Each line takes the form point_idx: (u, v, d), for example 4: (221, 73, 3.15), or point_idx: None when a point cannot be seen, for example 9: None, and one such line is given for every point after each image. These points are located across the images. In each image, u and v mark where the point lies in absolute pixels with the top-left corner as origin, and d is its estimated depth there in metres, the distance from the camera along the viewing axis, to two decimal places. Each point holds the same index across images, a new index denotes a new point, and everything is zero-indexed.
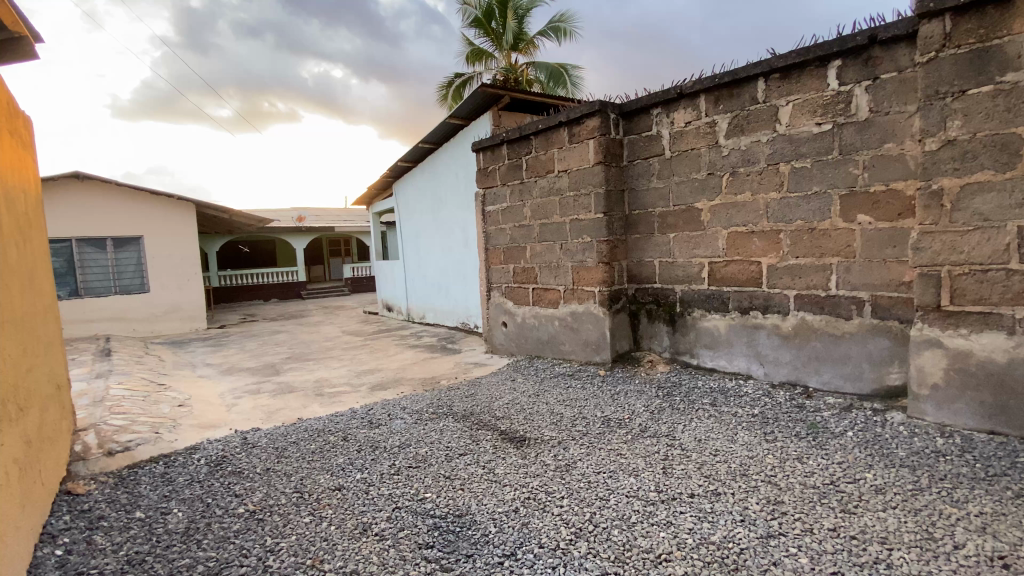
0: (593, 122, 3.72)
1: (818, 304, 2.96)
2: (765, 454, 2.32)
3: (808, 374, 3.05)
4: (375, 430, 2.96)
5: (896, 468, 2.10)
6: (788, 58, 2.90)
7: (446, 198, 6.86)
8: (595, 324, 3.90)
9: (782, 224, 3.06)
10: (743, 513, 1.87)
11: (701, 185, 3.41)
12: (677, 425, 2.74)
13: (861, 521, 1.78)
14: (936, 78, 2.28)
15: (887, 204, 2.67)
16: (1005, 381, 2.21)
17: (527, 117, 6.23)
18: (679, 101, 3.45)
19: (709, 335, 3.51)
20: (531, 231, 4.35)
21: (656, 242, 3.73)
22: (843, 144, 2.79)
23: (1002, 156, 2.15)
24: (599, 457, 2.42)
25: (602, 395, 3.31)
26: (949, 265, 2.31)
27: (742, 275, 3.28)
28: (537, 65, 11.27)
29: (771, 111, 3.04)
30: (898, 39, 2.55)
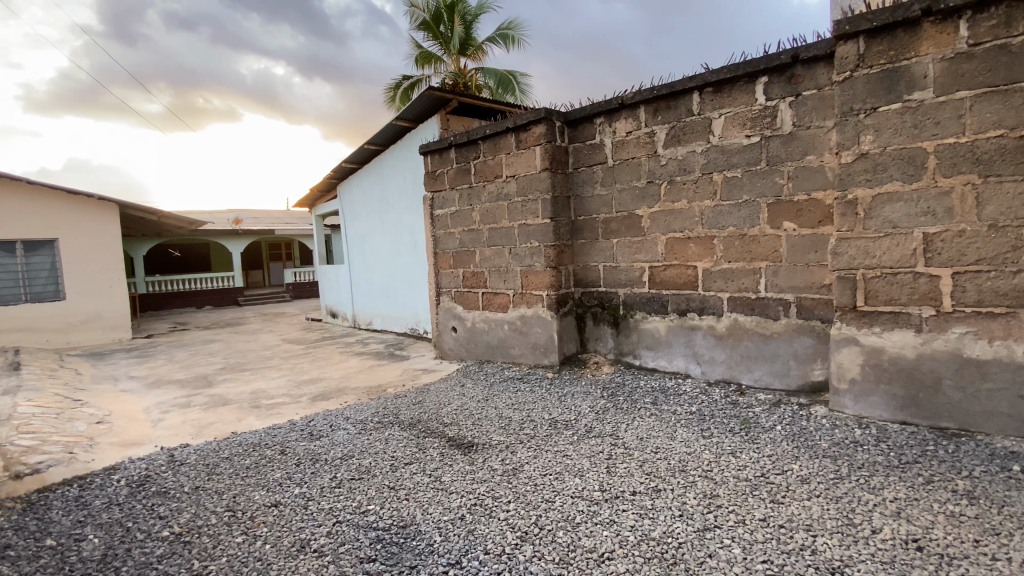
0: (539, 129, 3.77)
1: (749, 306, 3.13)
2: (702, 450, 2.42)
3: (741, 372, 3.21)
4: (316, 442, 2.85)
5: (820, 458, 2.25)
6: (721, 73, 3.06)
7: (393, 201, 6.73)
8: (543, 327, 3.93)
9: (715, 230, 3.22)
10: (681, 509, 1.93)
11: (642, 192, 3.52)
12: (620, 424, 2.81)
13: (789, 510, 1.88)
14: (851, 96, 2.47)
15: (809, 212, 2.86)
16: (914, 374, 2.42)
17: (475, 123, 6.23)
18: (621, 112, 3.56)
19: (651, 337, 3.62)
20: (479, 235, 4.34)
21: (601, 247, 3.82)
22: (770, 155, 2.97)
23: (908, 169, 2.35)
24: (546, 459, 2.44)
25: (550, 397, 3.34)
26: (863, 269, 2.51)
27: (679, 279, 3.41)
28: (486, 71, 11.32)
29: (705, 123, 3.19)
30: (818, 59, 2.74)
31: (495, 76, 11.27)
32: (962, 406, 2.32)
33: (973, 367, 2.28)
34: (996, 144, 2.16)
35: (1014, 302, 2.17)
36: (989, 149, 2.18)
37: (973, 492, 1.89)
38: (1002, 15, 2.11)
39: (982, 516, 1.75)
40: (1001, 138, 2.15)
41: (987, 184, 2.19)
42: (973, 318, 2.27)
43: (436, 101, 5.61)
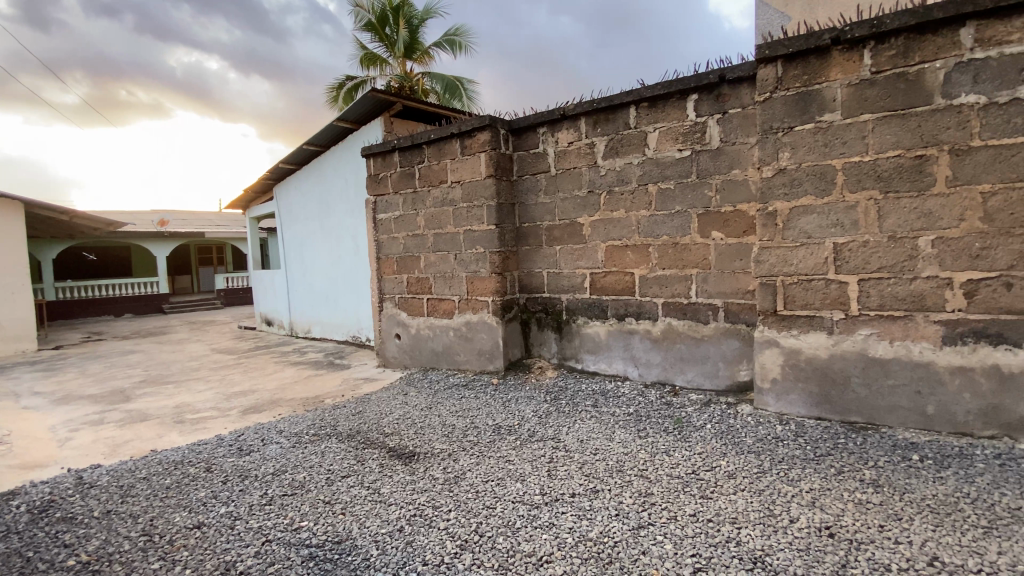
0: (484, 136, 3.79)
1: (681, 311, 3.28)
2: (638, 450, 2.51)
3: (675, 374, 3.36)
4: (245, 458, 2.70)
5: (745, 454, 2.39)
6: (655, 89, 3.20)
7: (334, 205, 6.53)
8: (488, 333, 3.93)
9: (651, 238, 3.36)
10: (617, 508, 1.99)
11: (583, 201, 3.62)
12: (562, 427, 2.86)
13: (716, 505, 1.98)
14: (771, 115, 2.66)
15: (735, 222, 3.04)
16: (827, 373, 2.63)
17: (420, 127, 6.17)
18: (563, 122, 3.64)
19: (592, 341, 3.71)
20: (424, 241, 4.29)
21: (545, 254, 3.88)
22: (700, 168, 3.14)
23: (820, 184, 2.56)
24: (488, 466, 2.43)
25: (494, 403, 3.34)
26: (782, 276, 2.70)
27: (618, 285, 3.53)
28: (432, 76, 11.25)
29: (641, 137, 3.33)
30: (742, 80, 2.93)
31: (442, 82, 11.24)
32: (868, 402, 2.54)
33: (877, 365, 2.50)
34: (894, 163, 2.39)
35: (911, 306, 2.40)
36: (888, 167, 2.40)
37: (877, 481, 2.07)
38: (900, 46, 2.34)
39: (885, 502, 1.92)
40: (898, 157, 2.38)
41: (887, 199, 2.42)
42: (877, 321, 2.49)
43: (379, 103, 5.51)
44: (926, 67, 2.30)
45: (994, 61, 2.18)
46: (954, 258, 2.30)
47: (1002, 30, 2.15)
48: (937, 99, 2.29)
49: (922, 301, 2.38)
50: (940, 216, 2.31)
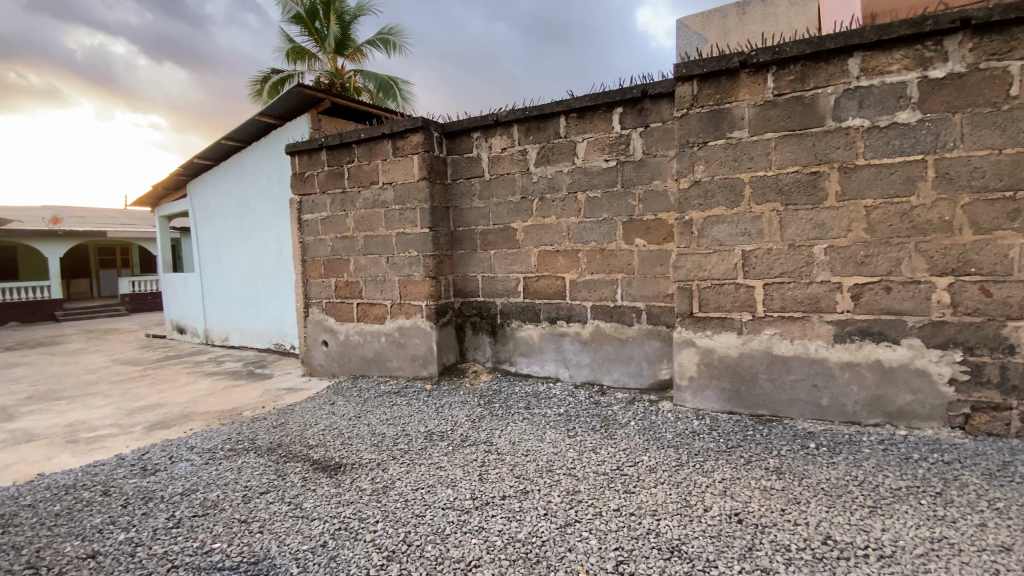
0: (416, 138, 3.75)
1: (608, 314, 3.42)
2: (567, 449, 2.58)
3: (603, 374, 3.49)
4: (150, 478, 2.49)
5: (665, 448, 2.53)
6: (583, 100, 3.32)
7: (255, 204, 6.17)
8: (422, 338, 3.87)
9: (580, 244, 3.47)
10: (546, 508, 2.04)
11: (516, 207, 3.67)
12: (494, 431, 2.88)
13: (638, 498, 2.08)
14: (688, 131, 2.85)
15: (657, 229, 3.22)
16: (737, 370, 2.84)
17: (350, 126, 5.99)
18: (496, 128, 3.68)
19: (525, 344, 3.77)
20: (354, 243, 4.16)
21: (479, 258, 3.89)
22: (625, 178, 3.29)
23: (730, 196, 2.77)
24: (418, 474, 2.40)
25: (427, 409, 3.30)
26: (698, 281, 2.88)
27: (550, 289, 3.61)
28: (365, 74, 10.96)
29: (570, 146, 3.44)
30: (663, 96, 3.11)
31: (375, 80, 10.98)
32: (772, 396, 2.78)
33: (780, 362, 2.74)
34: (793, 178, 2.63)
35: (807, 307, 2.65)
36: (789, 182, 2.64)
37: (780, 468, 2.26)
38: (798, 72, 2.58)
39: (787, 488, 2.10)
40: (797, 173, 2.62)
41: (787, 211, 2.66)
42: (779, 321, 2.72)
43: (306, 99, 5.29)
44: (820, 92, 2.55)
45: (875, 89, 2.45)
46: (843, 265, 2.56)
47: (883, 61, 2.43)
48: (829, 122, 2.54)
49: (817, 303, 2.63)
50: (831, 227, 2.57)
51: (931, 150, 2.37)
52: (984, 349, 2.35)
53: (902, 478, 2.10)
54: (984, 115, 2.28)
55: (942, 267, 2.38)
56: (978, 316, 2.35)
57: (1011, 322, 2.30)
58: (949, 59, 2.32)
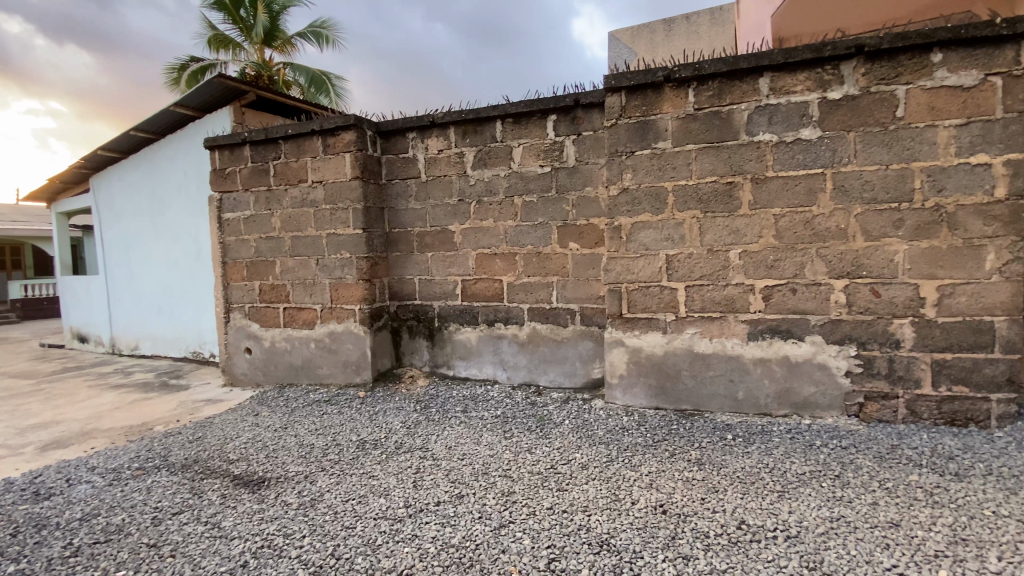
0: (349, 136, 3.63)
1: (544, 315, 3.49)
2: (503, 451, 2.60)
3: (539, 375, 3.55)
4: (42, 504, 2.24)
5: (597, 445, 2.61)
6: (519, 106, 3.37)
7: (170, 201, 5.73)
8: (354, 343, 3.74)
9: (517, 248, 3.51)
10: (481, 511, 2.04)
11: (453, 209, 3.66)
12: (430, 436, 2.84)
13: (571, 495, 2.14)
14: (617, 140, 2.96)
15: (589, 234, 3.33)
16: (663, 368, 2.99)
17: (277, 121, 5.71)
18: (432, 129, 3.65)
19: (463, 347, 3.75)
20: (280, 243, 3.97)
21: (415, 260, 3.83)
22: (559, 184, 3.37)
23: (656, 204, 2.91)
24: (349, 485, 2.32)
25: (360, 417, 3.20)
26: (627, 283, 3.01)
27: (488, 291, 3.63)
28: (295, 67, 10.50)
29: (506, 150, 3.48)
30: (594, 105, 3.22)
31: (307, 75, 10.56)
32: (695, 391, 2.95)
33: (701, 359, 2.91)
34: (712, 188, 2.81)
35: (724, 308, 2.84)
36: (707, 191, 2.82)
37: (701, 459, 2.40)
38: (716, 88, 2.76)
39: (707, 477, 2.24)
40: (715, 183, 2.80)
41: (706, 218, 2.83)
42: (700, 321, 2.90)
43: (228, 91, 4.99)
44: (735, 108, 2.74)
45: (782, 107, 2.67)
46: (756, 268, 2.77)
47: (789, 82, 2.65)
48: (743, 136, 2.74)
49: (733, 304, 2.82)
50: (745, 233, 2.77)
51: (829, 164, 2.61)
52: (874, 344, 2.61)
53: (807, 464, 2.30)
54: (874, 133, 2.54)
55: (839, 270, 2.63)
56: (870, 314, 2.61)
57: (896, 319, 2.57)
58: (844, 83, 2.57)
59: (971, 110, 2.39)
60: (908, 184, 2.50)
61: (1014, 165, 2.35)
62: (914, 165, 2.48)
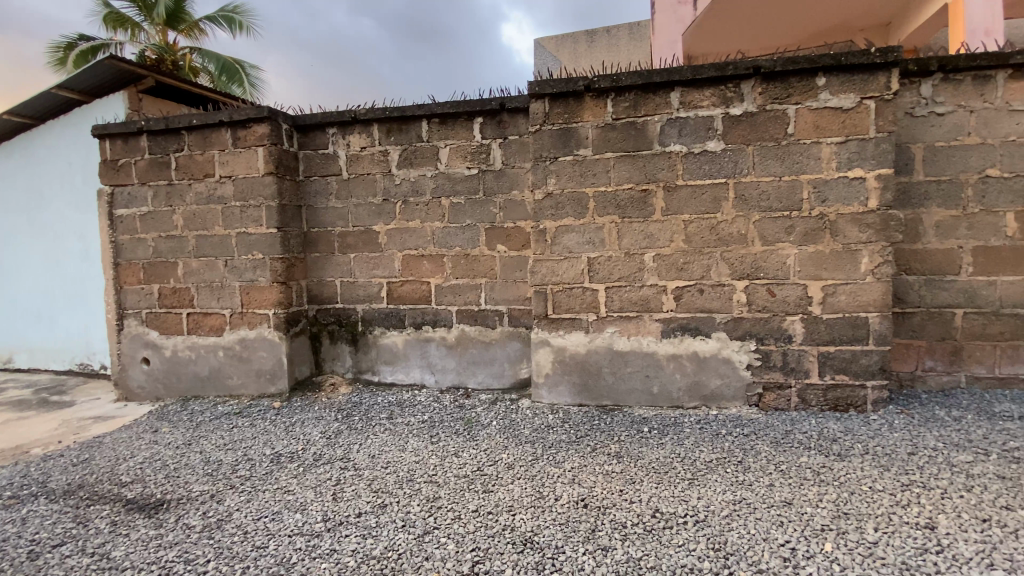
0: (262, 129, 3.43)
1: (472, 317, 3.49)
2: (429, 456, 2.56)
3: (468, 377, 3.54)
4: None
5: (523, 444, 2.65)
6: (445, 106, 3.34)
7: (49, 194, 5.10)
8: (269, 350, 3.53)
9: (444, 249, 3.49)
10: (404, 519, 2.00)
11: (377, 209, 3.56)
12: (352, 445, 2.74)
13: (496, 496, 2.15)
14: (541, 145, 3.03)
15: (516, 237, 3.37)
16: (586, 366, 3.09)
17: (182, 110, 5.28)
18: (354, 125, 3.53)
19: (388, 352, 3.66)
20: (183, 243, 3.66)
21: (337, 262, 3.68)
22: (485, 186, 3.39)
23: (578, 208, 3.01)
24: (260, 502, 2.18)
25: (276, 429, 3.02)
26: (552, 285, 3.08)
27: (414, 294, 3.56)
28: (203, 53, 9.74)
29: (433, 150, 3.44)
30: (519, 110, 3.27)
31: (216, 62, 9.83)
32: (615, 388, 3.08)
33: (620, 357, 3.05)
34: (628, 194, 2.95)
35: (640, 308, 2.99)
36: (625, 198, 2.96)
37: (620, 453, 2.51)
38: (632, 100, 2.90)
39: (625, 469, 2.35)
40: (631, 190, 2.95)
41: (624, 223, 2.97)
42: (619, 320, 3.03)
43: (122, 75, 4.54)
44: (649, 119, 2.90)
45: (691, 121, 2.86)
46: (669, 270, 2.94)
47: (697, 97, 2.84)
48: (656, 146, 2.90)
49: (648, 304, 2.98)
50: (658, 238, 2.93)
51: (732, 175, 2.83)
52: (771, 339, 2.87)
53: (714, 451, 2.48)
54: (769, 148, 2.78)
55: (740, 272, 2.86)
56: (767, 312, 2.86)
57: (789, 316, 2.84)
58: (744, 100, 2.80)
59: (849, 130, 2.69)
60: (798, 195, 2.76)
61: (883, 179, 2.66)
62: (803, 178, 2.75)
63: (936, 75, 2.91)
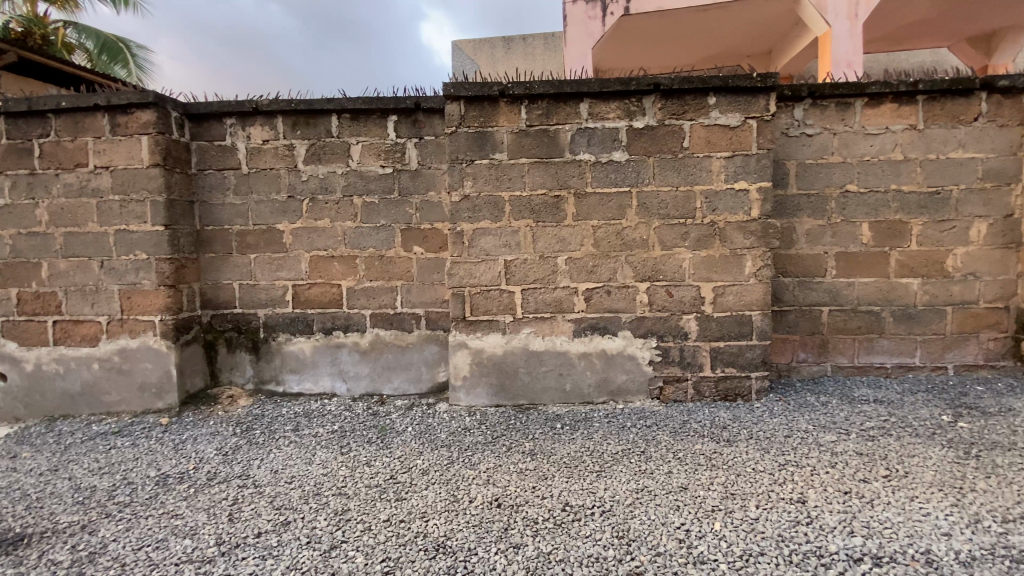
0: (147, 116, 3.10)
1: (387, 321, 3.40)
2: (338, 467, 2.46)
3: (382, 383, 3.44)
4: None
5: (438, 449, 2.62)
6: (357, 102, 3.23)
7: None
8: (155, 361, 3.20)
9: (356, 250, 3.37)
10: (309, 535, 1.91)
11: (282, 207, 3.36)
12: (253, 461, 2.56)
13: (409, 504, 2.12)
14: (457, 147, 3.03)
15: (432, 239, 3.34)
16: (502, 367, 3.14)
17: (49, 90, 4.70)
18: (255, 117, 3.31)
19: (294, 359, 3.46)
20: (48, 241, 3.22)
21: (235, 263, 3.42)
22: (401, 186, 3.32)
23: (494, 211, 3.04)
24: (142, 530, 1.97)
25: (163, 448, 2.75)
26: (469, 287, 3.09)
27: (323, 297, 3.41)
28: (80, 28, 8.64)
29: (344, 147, 3.31)
30: (434, 111, 3.24)
31: (96, 39, 8.76)
32: (530, 387, 3.15)
33: (536, 357, 3.12)
34: (542, 199, 3.03)
35: (554, 309, 3.09)
36: (538, 202, 3.04)
37: (534, 450, 2.57)
38: (544, 108, 2.99)
39: (538, 466, 2.41)
40: (544, 195, 3.03)
41: (538, 227, 3.05)
42: (534, 321, 3.10)
43: None
44: (561, 128, 3.00)
45: (599, 131, 3.00)
46: (581, 273, 3.06)
47: (604, 109, 2.99)
48: (567, 153, 3.01)
49: (561, 305, 3.08)
50: (570, 241, 3.05)
51: (636, 184, 3.01)
52: (670, 336, 3.09)
53: (620, 443, 2.62)
54: (668, 160, 2.99)
55: (643, 274, 3.05)
56: (666, 311, 3.07)
57: (686, 314, 3.07)
58: (646, 114, 2.98)
59: (735, 146, 2.96)
60: (693, 204, 3.00)
61: (763, 192, 2.97)
62: (696, 188, 2.99)
63: (807, 100, 3.29)
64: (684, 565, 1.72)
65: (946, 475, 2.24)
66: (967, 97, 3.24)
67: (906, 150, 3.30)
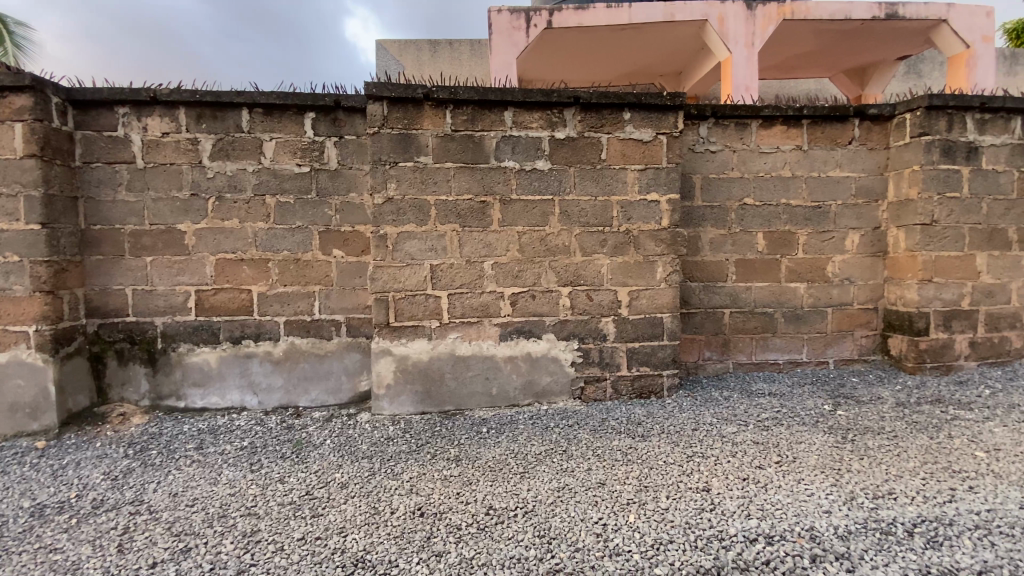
0: (21, 101, 2.75)
1: (304, 328, 3.25)
2: (248, 486, 2.31)
3: (298, 395, 3.28)
4: None
5: (359, 460, 2.54)
6: (271, 97, 3.07)
7: None
8: (30, 377, 2.82)
9: (270, 253, 3.19)
10: (214, 560, 1.78)
11: (184, 206, 3.11)
12: (148, 484, 2.34)
13: (326, 520, 2.03)
14: (379, 149, 2.96)
15: (353, 242, 3.24)
16: (427, 373, 3.10)
17: None
18: (153, 107, 3.04)
19: (198, 371, 3.20)
20: None
21: (128, 267, 3.11)
22: (319, 186, 3.19)
23: (419, 215, 3.01)
24: (9, 569, 1.74)
25: (37, 475, 2.43)
26: (393, 292, 3.03)
27: (231, 303, 3.19)
28: None
29: (256, 143, 3.12)
30: (356, 110, 3.15)
31: None
32: (455, 392, 3.14)
33: (461, 362, 3.12)
34: (467, 204, 3.05)
35: (480, 314, 3.11)
36: (464, 207, 3.05)
37: (458, 456, 2.57)
38: (469, 114, 3.01)
39: (462, 472, 2.41)
40: (470, 201, 3.05)
41: (463, 232, 3.06)
42: (460, 326, 3.11)
43: None
44: (486, 134, 3.04)
45: (523, 139, 3.07)
46: (505, 278, 3.11)
47: (527, 118, 3.06)
48: (491, 160, 3.05)
49: (487, 309, 3.11)
50: (495, 247, 3.08)
51: (558, 192, 3.11)
52: (590, 338, 3.21)
53: (543, 445, 2.68)
54: (587, 170, 3.13)
55: (565, 279, 3.15)
56: (587, 314, 3.19)
57: (605, 317, 3.21)
58: (566, 125, 3.10)
59: (648, 159, 3.15)
60: (610, 213, 3.15)
61: (673, 203, 3.18)
62: (613, 198, 3.15)
63: (711, 119, 3.58)
64: (601, 558, 1.80)
65: (827, 458, 2.52)
66: (843, 122, 3.68)
67: (794, 168, 3.69)
